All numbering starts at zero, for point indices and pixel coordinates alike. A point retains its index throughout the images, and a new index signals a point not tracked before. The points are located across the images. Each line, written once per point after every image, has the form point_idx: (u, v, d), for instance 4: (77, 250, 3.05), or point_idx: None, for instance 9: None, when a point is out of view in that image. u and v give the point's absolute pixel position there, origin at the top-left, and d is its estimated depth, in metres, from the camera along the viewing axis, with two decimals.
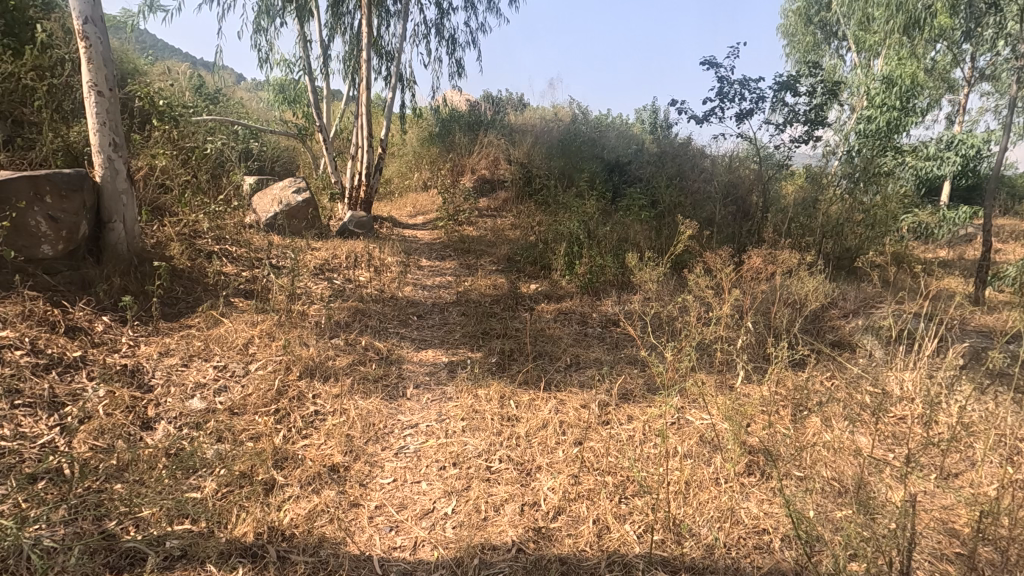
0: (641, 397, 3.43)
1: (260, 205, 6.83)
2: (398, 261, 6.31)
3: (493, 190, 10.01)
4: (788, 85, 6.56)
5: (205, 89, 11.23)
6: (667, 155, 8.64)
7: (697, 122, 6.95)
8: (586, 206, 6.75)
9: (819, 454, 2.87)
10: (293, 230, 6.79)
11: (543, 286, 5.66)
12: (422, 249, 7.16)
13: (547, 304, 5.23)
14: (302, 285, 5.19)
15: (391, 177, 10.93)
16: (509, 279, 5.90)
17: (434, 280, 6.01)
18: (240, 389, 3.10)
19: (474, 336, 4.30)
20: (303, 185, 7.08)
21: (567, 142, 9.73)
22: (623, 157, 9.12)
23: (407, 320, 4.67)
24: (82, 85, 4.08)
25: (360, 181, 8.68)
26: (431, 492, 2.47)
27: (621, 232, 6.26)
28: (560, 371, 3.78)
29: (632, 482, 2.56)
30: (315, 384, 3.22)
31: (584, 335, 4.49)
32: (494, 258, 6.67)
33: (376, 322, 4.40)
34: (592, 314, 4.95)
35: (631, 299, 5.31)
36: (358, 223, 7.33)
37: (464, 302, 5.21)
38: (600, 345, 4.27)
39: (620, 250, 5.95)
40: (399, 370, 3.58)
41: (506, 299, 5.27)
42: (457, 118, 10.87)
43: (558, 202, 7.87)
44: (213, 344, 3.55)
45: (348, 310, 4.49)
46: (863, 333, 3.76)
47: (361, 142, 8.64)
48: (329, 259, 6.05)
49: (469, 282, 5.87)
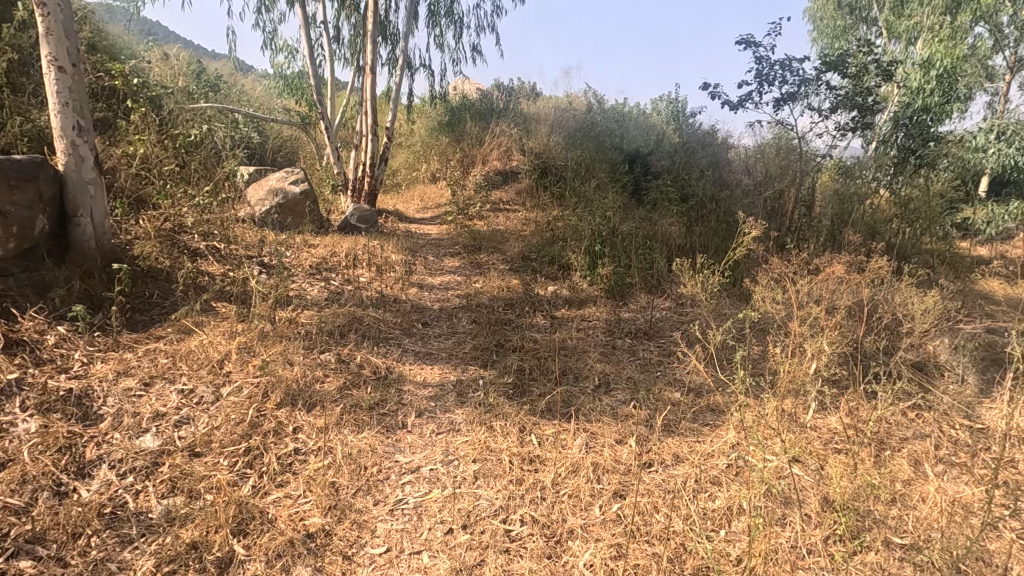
0: (686, 431, 2.87)
1: (255, 198, 6.30)
2: (403, 259, 5.76)
3: (504, 183, 9.44)
4: (834, 66, 5.86)
5: (204, 76, 10.70)
6: (683, 148, 8.00)
7: (732, 107, 6.31)
8: (608, 200, 6.16)
9: (920, 514, 2.30)
10: (289, 225, 6.27)
11: (562, 289, 5.11)
12: (429, 246, 6.60)
13: (567, 310, 4.67)
14: (295, 288, 4.68)
15: (397, 169, 10.37)
16: (524, 282, 5.35)
17: (441, 281, 5.47)
18: (207, 421, 2.57)
19: (488, 349, 3.74)
20: (301, 175, 6.53)
21: (583, 131, 9.13)
22: (644, 148, 8.51)
23: (413, 327, 4.13)
24: (40, 60, 3.54)
25: (364, 172, 8.10)
26: (435, 569, 1.92)
27: (649, 228, 5.67)
28: (588, 394, 3.22)
29: (691, 555, 2.01)
30: (297, 414, 2.68)
31: (613, 349, 3.93)
32: (508, 256, 6.11)
33: (376, 331, 3.85)
34: (621, 324, 4.39)
35: (662, 305, 4.74)
36: (362, 218, 6.80)
37: (475, 308, 4.67)
38: (633, 362, 3.72)
39: (649, 249, 5.36)
40: (398, 393, 3.03)
41: (523, 305, 4.72)
42: (468, 106, 10.31)
43: (577, 195, 7.28)
44: (181, 361, 3.02)
45: (344, 317, 3.95)
46: (952, 353, 3.17)
47: (366, 131, 8.06)
48: (327, 257, 5.53)
49: (481, 284, 5.32)
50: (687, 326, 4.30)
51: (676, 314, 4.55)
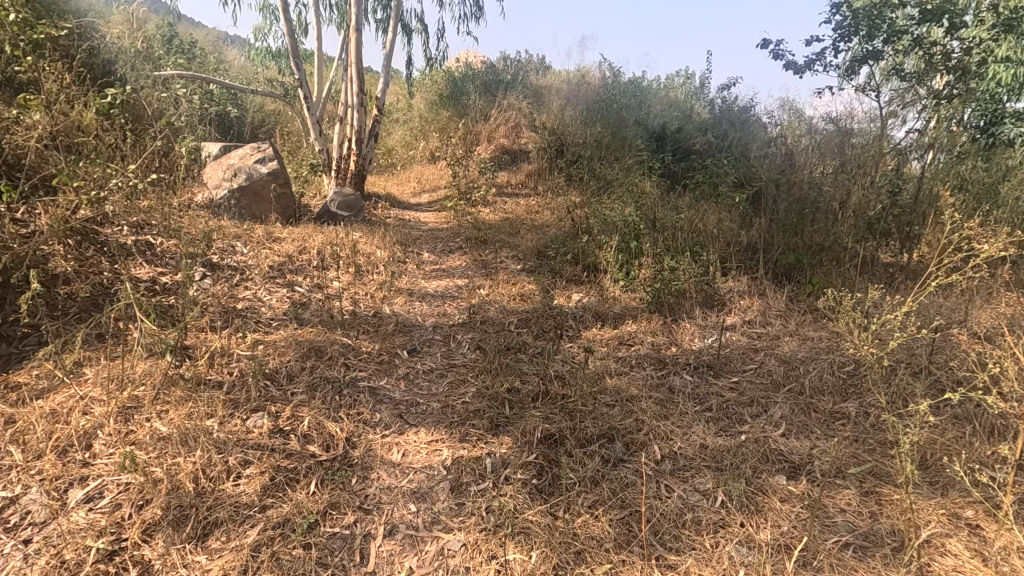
0: (817, 560, 1.81)
1: (212, 179, 5.20)
2: (390, 257, 4.68)
3: (512, 164, 8.30)
4: (933, 16, 4.43)
5: (173, 39, 9.42)
6: (720, 124, 6.76)
7: (797, 70, 5.11)
8: (642, 185, 5.04)
9: None
10: (252, 212, 5.13)
11: (590, 299, 4.05)
12: (425, 238, 5.52)
13: (600, 330, 3.58)
14: (248, 302, 3.64)
15: (392, 147, 9.18)
16: (542, 289, 4.26)
17: (438, 284, 4.40)
18: (18, 569, 1.56)
19: (496, 397, 2.64)
20: (267, 150, 5.37)
21: (602, 103, 7.88)
22: (672, 124, 7.28)
23: (395, 361, 3.04)
24: None
25: (349, 149, 6.92)
26: None
27: (698, 220, 4.53)
28: (652, 484, 2.15)
29: None
30: (181, 550, 1.65)
31: (670, 396, 2.84)
32: (520, 252, 5.00)
33: (343, 369, 2.75)
34: (673, 354, 3.31)
35: (723, 322, 3.66)
36: (343, 204, 5.65)
37: (479, 326, 3.59)
38: (703, 421, 2.63)
39: (699, 250, 4.25)
40: (361, 489, 1.98)
41: (542, 324, 3.64)
42: (472, 76, 9.18)
43: (600, 179, 6.16)
44: (20, 439, 1.96)
45: (301, 347, 2.85)
46: None
47: (350, 101, 6.86)
48: (293, 253, 4.41)
49: (485, 291, 4.22)
50: (764, 356, 3.22)
51: (744, 338, 3.46)
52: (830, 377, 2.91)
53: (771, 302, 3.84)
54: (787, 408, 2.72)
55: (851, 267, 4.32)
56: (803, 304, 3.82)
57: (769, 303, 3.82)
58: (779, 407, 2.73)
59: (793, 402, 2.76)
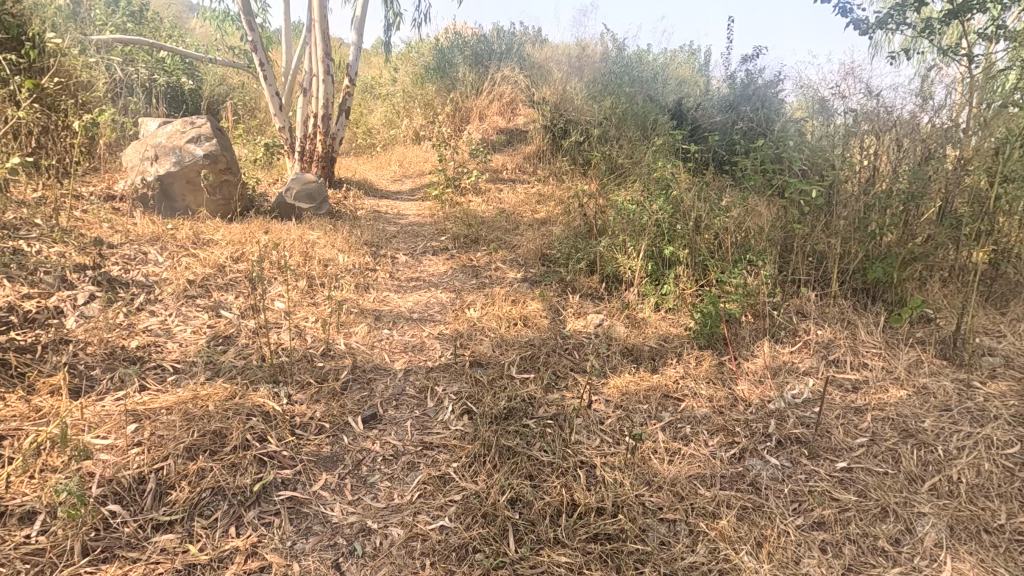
0: None
1: (132, 164, 4.15)
2: (355, 265, 3.67)
3: (508, 145, 7.24)
4: None
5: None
6: (741, 106, 5.78)
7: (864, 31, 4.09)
8: (673, 172, 4.03)
9: None
10: (184, 205, 4.08)
11: (614, 324, 3.08)
12: (403, 235, 4.50)
13: (634, 377, 2.61)
14: (150, 337, 2.64)
15: (372, 125, 8.05)
16: (550, 309, 3.27)
17: (415, 300, 3.40)
18: None
19: (492, 520, 1.70)
20: (203, 126, 4.28)
21: (611, 75, 6.80)
22: (690, 100, 6.24)
23: (343, 442, 2.04)
24: None
25: (315, 128, 5.83)
26: None
27: (750, 218, 3.53)
28: None
29: None
30: None
31: (757, 503, 1.88)
32: (520, 257, 4.00)
33: (252, 470, 1.77)
34: (743, 417, 2.34)
35: (800, 364, 2.69)
36: (303, 193, 4.58)
37: (466, 370, 2.60)
38: (819, 555, 1.69)
39: (756, 259, 3.26)
40: None
41: (554, 367, 2.66)
42: (461, 44, 8.06)
43: (613, 163, 5.14)
44: None
45: (191, 430, 1.86)
46: None
47: (314, 68, 5.73)
48: (225, 262, 3.38)
49: (477, 311, 3.21)
50: (874, 422, 2.27)
51: (836, 389, 2.50)
52: (991, 470, 1.97)
53: (861, 332, 2.87)
54: (943, 527, 1.77)
55: (948, 280, 3.37)
56: (903, 336, 2.86)
57: (858, 334, 2.85)
58: (930, 523, 1.79)
59: (949, 515, 1.81)
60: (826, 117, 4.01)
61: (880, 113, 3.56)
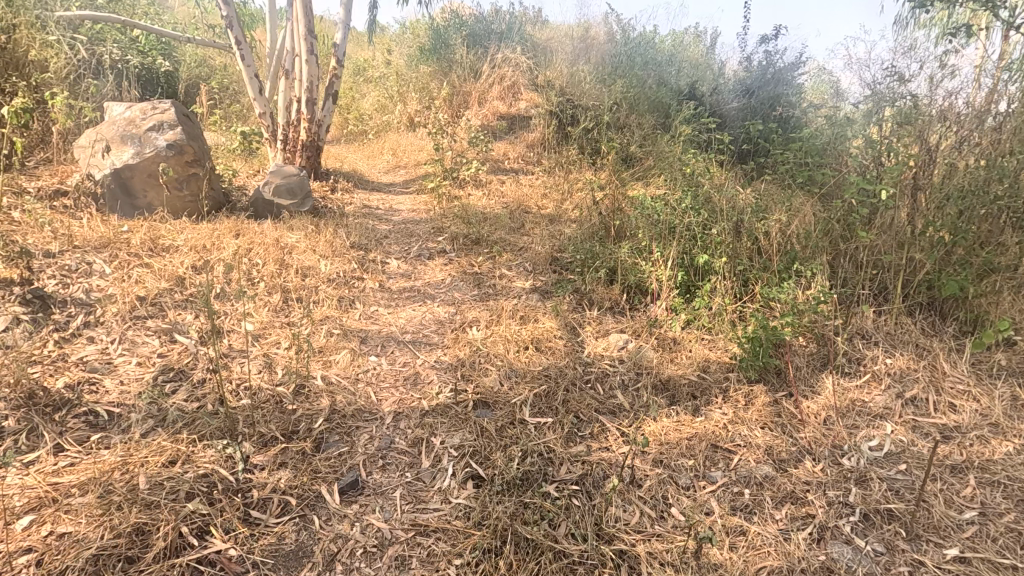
0: None
1: (84, 155, 3.63)
2: (337, 274, 3.18)
3: (510, 132, 6.69)
4: None
5: None
6: (760, 91, 5.25)
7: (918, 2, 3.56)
8: (702, 165, 3.53)
9: None
10: (143, 203, 3.57)
11: (643, 348, 2.60)
12: (394, 235, 4.00)
13: (674, 422, 2.13)
14: (81, 372, 2.15)
15: (363, 110, 7.49)
16: (566, 328, 2.78)
17: (406, 317, 2.91)
18: None
19: None
20: (166, 112, 3.75)
21: (621, 57, 6.26)
22: (705, 85, 5.72)
23: (313, 526, 1.59)
24: None
25: (298, 114, 5.29)
26: None
27: (797, 220, 3.04)
28: None
29: None
30: None
31: None
32: (527, 262, 3.51)
33: None
34: (816, 479, 1.89)
35: (873, 404, 2.23)
36: (283, 188, 4.07)
37: (468, 413, 2.12)
38: None
39: (808, 270, 2.79)
40: None
41: (577, 409, 2.18)
42: (458, 23, 7.48)
43: (628, 154, 4.63)
44: None
45: (103, 528, 1.45)
46: None
47: (296, 47, 5.16)
48: (184, 273, 2.88)
49: (479, 332, 2.73)
50: (980, 489, 1.83)
51: (925, 440, 2.05)
52: None
53: (940, 362, 2.41)
54: None
55: None
56: (990, 366, 2.41)
57: (937, 364, 2.40)
58: None
59: None
60: (876, 103, 3.50)
61: (948, 99, 3.06)
